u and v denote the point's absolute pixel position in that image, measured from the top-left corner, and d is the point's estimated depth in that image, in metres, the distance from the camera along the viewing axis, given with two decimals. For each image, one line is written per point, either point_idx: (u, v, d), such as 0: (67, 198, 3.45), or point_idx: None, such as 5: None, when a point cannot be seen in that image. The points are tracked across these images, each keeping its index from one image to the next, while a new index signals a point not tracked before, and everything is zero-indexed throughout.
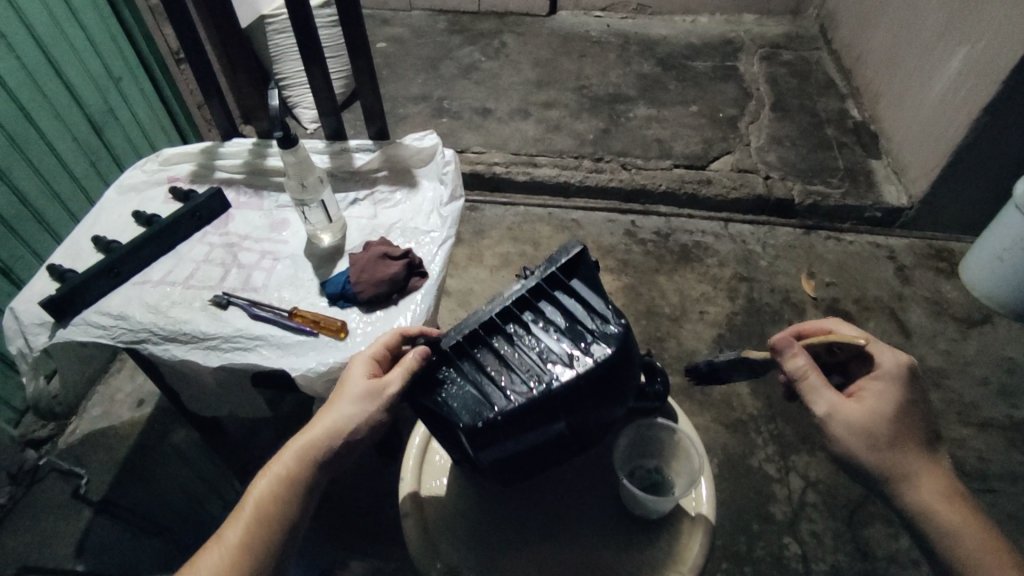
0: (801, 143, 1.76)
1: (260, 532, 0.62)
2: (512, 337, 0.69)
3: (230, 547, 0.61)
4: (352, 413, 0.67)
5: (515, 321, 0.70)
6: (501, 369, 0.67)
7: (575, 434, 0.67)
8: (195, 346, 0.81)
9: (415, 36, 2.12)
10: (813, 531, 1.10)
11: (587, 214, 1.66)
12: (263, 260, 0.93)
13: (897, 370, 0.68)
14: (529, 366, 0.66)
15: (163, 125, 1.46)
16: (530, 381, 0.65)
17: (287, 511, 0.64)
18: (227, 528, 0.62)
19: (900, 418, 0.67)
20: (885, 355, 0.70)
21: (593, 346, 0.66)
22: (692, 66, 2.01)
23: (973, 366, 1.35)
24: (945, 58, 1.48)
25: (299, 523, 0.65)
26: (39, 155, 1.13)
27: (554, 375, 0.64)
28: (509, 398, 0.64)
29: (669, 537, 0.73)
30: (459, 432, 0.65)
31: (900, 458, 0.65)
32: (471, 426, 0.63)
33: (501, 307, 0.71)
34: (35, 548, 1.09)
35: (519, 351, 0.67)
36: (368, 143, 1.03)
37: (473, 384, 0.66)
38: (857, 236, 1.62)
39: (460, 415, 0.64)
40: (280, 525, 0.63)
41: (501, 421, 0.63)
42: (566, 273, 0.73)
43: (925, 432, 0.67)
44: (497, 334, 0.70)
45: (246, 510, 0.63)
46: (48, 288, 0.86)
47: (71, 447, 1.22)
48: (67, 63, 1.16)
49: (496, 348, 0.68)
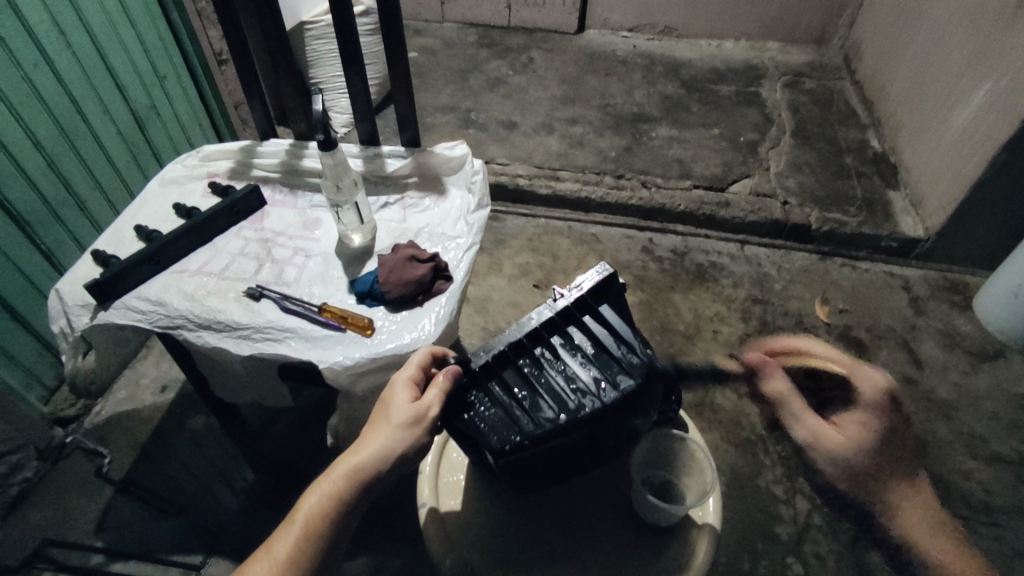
0: (820, 170, 1.78)
1: (307, 548, 0.61)
2: (540, 360, 0.72)
3: (278, 563, 0.59)
4: (400, 441, 0.64)
5: (543, 343, 0.74)
6: (528, 392, 0.70)
7: (598, 454, 0.71)
8: (228, 334, 0.85)
9: (446, 48, 2.18)
10: (816, 552, 1.11)
11: (605, 229, 1.69)
12: (296, 257, 0.97)
13: None
14: (556, 392, 0.69)
15: (201, 123, 1.52)
16: (558, 406, 0.68)
17: (333, 530, 0.62)
18: (275, 540, 0.61)
19: None
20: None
21: (619, 376, 0.69)
22: (716, 89, 2.04)
23: (985, 401, 1.36)
24: (967, 95, 1.51)
25: (341, 541, 0.64)
26: (86, 146, 1.19)
27: (581, 403, 0.68)
28: (537, 422, 0.67)
29: (676, 546, 0.74)
30: (486, 452, 0.68)
31: None
32: (498, 448, 0.66)
33: (528, 329, 0.74)
34: (58, 523, 1.12)
35: (546, 376, 0.71)
36: (399, 149, 1.06)
37: (502, 406, 0.69)
38: (872, 265, 1.64)
39: (488, 436, 0.67)
40: (326, 541, 0.62)
41: (528, 445, 0.66)
42: (595, 297, 0.76)
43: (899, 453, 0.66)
44: (525, 355, 0.73)
45: (294, 525, 0.61)
46: (92, 272, 0.91)
47: (96, 427, 1.26)
48: (118, 61, 1.22)
49: (524, 371, 0.72)
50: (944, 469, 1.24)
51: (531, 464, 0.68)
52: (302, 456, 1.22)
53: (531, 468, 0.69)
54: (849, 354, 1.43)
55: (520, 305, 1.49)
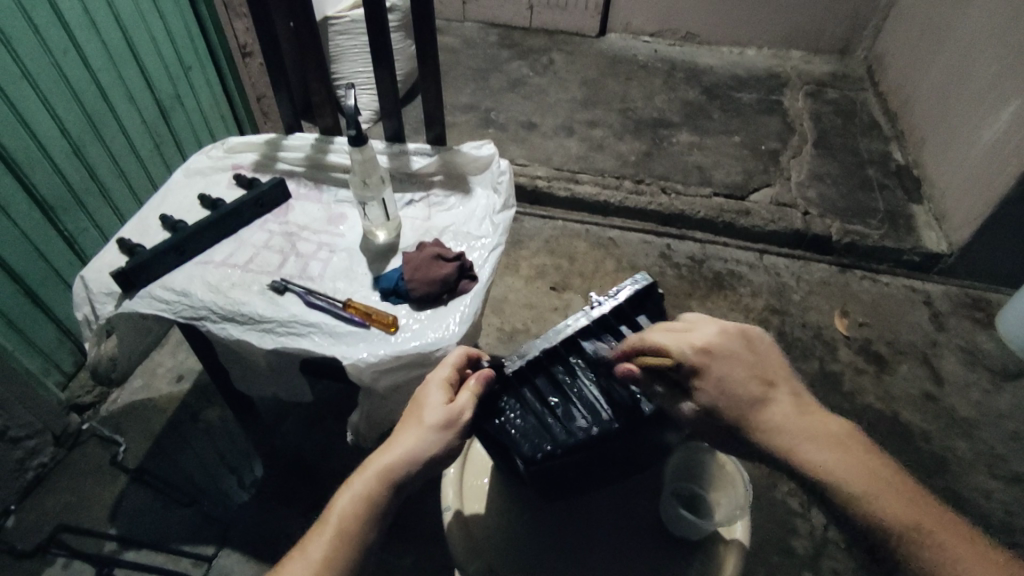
0: (842, 181, 1.77)
1: (342, 550, 0.60)
2: (574, 368, 0.72)
3: (314, 564, 0.59)
4: (430, 442, 0.64)
5: (576, 351, 0.73)
6: (562, 401, 0.70)
7: (632, 460, 0.72)
8: (252, 327, 0.85)
9: (467, 47, 2.18)
10: (833, 568, 1.10)
11: (623, 233, 1.68)
12: (321, 251, 0.97)
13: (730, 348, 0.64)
14: (591, 403, 0.70)
15: (223, 115, 1.52)
16: (592, 417, 0.69)
17: (367, 532, 0.62)
18: (309, 542, 0.61)
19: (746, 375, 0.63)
20: (678, 345, 0.64)
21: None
22: (737, 97, 2.03)
23: (1007, 421, 1.34)
24: (995, 109, 1.49)
25: (376, 543, 0.63)
26: (112, 135, 1.19)
27: (617, 415, 0.68)
28: (571, 431, 0.68)
29: (704, 558, 0.73)
30: (515, 458, 0.68)
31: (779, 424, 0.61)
32: (530, 456, 0.66)
33: (563, 336, 0.73)
34: (72, 509, 1.13)
35: (580, 385, 0.71)
36: (425, 147, 1.05)
37: (534, 414, 0.69)
38: (893, 279, 1.62)
39: (520, 444, 0.67)
40: (360, 544, 0.61)
41: (560, 454, 0.66)
42: (632, 306, 0.76)
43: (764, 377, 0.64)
44: (561, 363, 0.72)
45: (327, 525, 0.61)
46: (117, 260, 0.91)
47: (112, 415, 1.26)
48: (146, 50, 1.22)
49: (559, 379, 0.71)
50: (963, 488, 1.22)
51: (561, 472, 0.68)
52: (316, 451, 1.21)
53: (558, 477, 0.69)
54: (868, 368, 1.41)
55: (536, 307, 1.48)
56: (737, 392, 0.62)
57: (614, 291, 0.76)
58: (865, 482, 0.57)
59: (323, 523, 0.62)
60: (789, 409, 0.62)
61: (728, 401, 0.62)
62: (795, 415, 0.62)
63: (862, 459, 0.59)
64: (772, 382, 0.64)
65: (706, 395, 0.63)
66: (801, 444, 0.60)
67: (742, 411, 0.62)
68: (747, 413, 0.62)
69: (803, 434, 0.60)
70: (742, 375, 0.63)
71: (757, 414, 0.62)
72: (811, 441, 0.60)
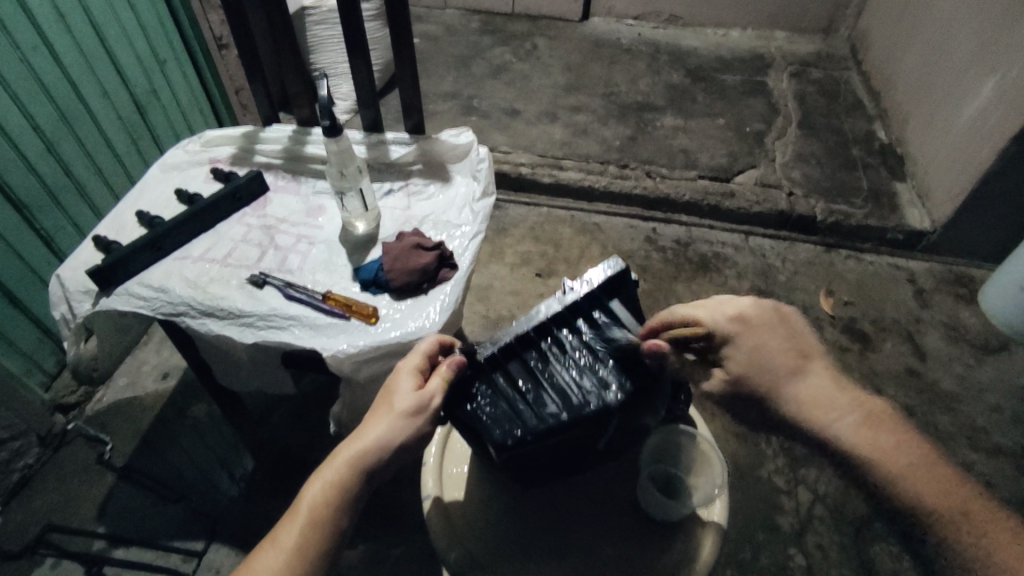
0: (826, 161, 1.77)
1: (313, 538, 0.61)
2: (547, 354, 0.71)
3: (288, 551, 0.61)
4: (399, 431, 0.64)
5: (550, 337, 0.73)
6: (533, 386, 0.69)
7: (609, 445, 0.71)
8: (231, 322, 0.84)
9: (448, 34, 2.16)
10: (818, 544, 1.12)
11: (608, 219, 1.67)
12: (300, 244, 0.96)
13: (768, 317, 0.69)
14: (562, 387, 0.69)
15: (201, 108, 1.50)
16: (562, 403, 0.67)
17: (340, 519, 0.63)
18: (282, 530, 0.62)
19: (785, 346, 0.68)
20: (711, 316, 0.69)
21: (625, 374, 0.68)
22: (722, 79, 2.02)
23: (989, 393, 1.36)
24: (976, 85, 1.49)
25: (349, 529, 0.64)
26: (86, 131, 1.17)
27: (588, 400, 0.67)
28: (541, 417, 0.67)
29: (682, 538, 0.74)
30: (488, 444, 0.68)
31: (809, 393, 0.66)
32: (500, 441, 0.66)
33: (536, 322, 0.73)
34: (59, 509, 1.12)
35: (552, 371, 0.70)
36: (404, 137, 1.05)
37: (506, 399, 0.69)
38: (877, 257, 1.63)
39: (491, 429, 0.67)
40: (332, 531, 0.62)
41: (529, 439, 0.66)
42: (606, 293, 0.75)
43: (797, 349, 0.68)
44: (532, 349, 0.72)
45: (299, 514, 0.62)
46: (93, 258, 0.90)
47: (98, 414, 1.26)
48: (118, 44, 1.20)
49: (530, 365, 0.71)
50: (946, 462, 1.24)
51: (533, 458, 0.68)
52: (303, 444, 1.21)
53: (531, 462, 0.68)
54: (852, 346, 1.43)
55: (521, 294, 1.48)
56: (768, 360, 0.67)
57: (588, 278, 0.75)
58: (886, 454, 0.63)
59: (294, 512, 0.63)
60: (817, 381, 0.66)
61: (757, 369, 0.67)
62: (823, 391, 0.66)
63: (887, 431, 0.64)
64: (808, 355, 0.68)
65: (736, 360, 0.68)
66: (827, 414, 0.65)
67: (772, 381, 0.66)
68: (777, 384, 0.66)
69: (828, 408, 0.65)
70: (774, 346, 0.67)
71: (794, 383, 0.66)
72: (842, 412, 0.65)
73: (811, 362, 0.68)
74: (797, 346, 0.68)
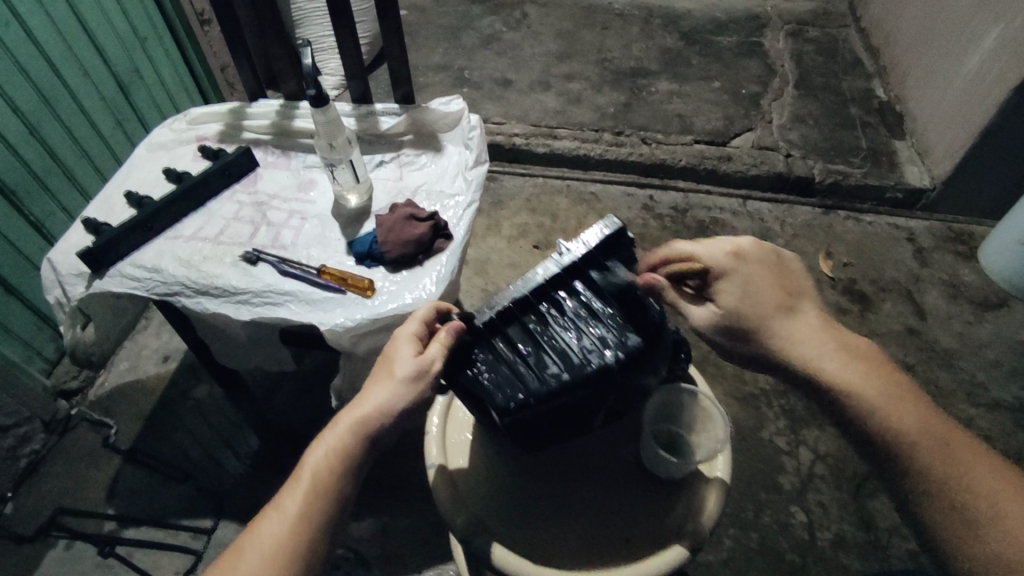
0: (825, 122, 1.74)
1: (316, 504, 0.62)
2: (545, 317, 0.71)
3: (291, 517, 0.61)
4: (400, 397, 0.64)
5: (548, 300, 0.72)
6: (533, 348, 0.69)
7: (615, 407, 0.71)
8: (227, 300, 0.83)
9: (436, 5, 2.10)
10: (820, 502, 1.13)
11: (604, 187, 1.65)
12: (292, 219, 0.95)
13: (766, 257, 0.68)
14: (563, 350, 0.68)
15: (186, 87, 1.47)
16: (563, 364, 0.67)
17: (343, 485, 0.63)
18: (284, 498, 0.62)
19: (779, 285, 0.67)
20: (711, 252, 0.68)
21: (625, 333, 0.69)
22: (717, 41, 1.98)
23: (988, 349, 1.36)
24: (976, 37, 1.46)
25: (353, 495, 0.64)
26: (68, 113, 1.15)
27: (590, 361, 0.67)
28: (543, 379, 0.67)
29: (687, 493, 0.75)
30: (490, 408, 0.68)
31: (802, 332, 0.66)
32: (503, 406, 0.66)
33: (533, 285, 0.71)
34: (68, 492, 1.14)
35: (552, 333, 0.70)
36: (393, 107, 1.03)
37: (506, 364, 0.69)
38: (877, 217, 1.61)
39: (493, 394, 0.67)
40: (336, 497, 0.63)
41: (532, 402, 0.66)
42: (604, 252, 0.73)
43: (790, 286, 0.68)
44: (531, 312, 0.71)
45: (302, 481, 0.63)
46: (84, 240, 0.89)
47: (101, 399, 1.26)
48: (95, 21, 1.16)
49: (530, 328, 0.70)
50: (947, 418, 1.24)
51: (536, 422, 0.68)
52: (306, 421, 1.22)
53: (535, 424, 0.69)
54: (852, 307, 1.42)
55: (520, 266, 1.48)
56: (757, 296, 0.66)
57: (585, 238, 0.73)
58: (901, 418, 0.61)
59: (296, 479, 0.63)
60: (813, 323, 0.67)
61: (751, 307, 0.66)
62: (817, 331, 0.66)
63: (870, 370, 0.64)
64: (797, 295, 0.68)
65: (729, 297, 0.67)
66: (828, 359, 0.64)
67: (764, 317, 0.66)
68: (766, 321, 0.66)
69: (826, 352, 0.65)
70: (765, 282, 0.67)
71: (787, 324, 0.66)
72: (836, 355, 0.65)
73: (799, 303, 0.68)
74: (788, 284, 0.68)
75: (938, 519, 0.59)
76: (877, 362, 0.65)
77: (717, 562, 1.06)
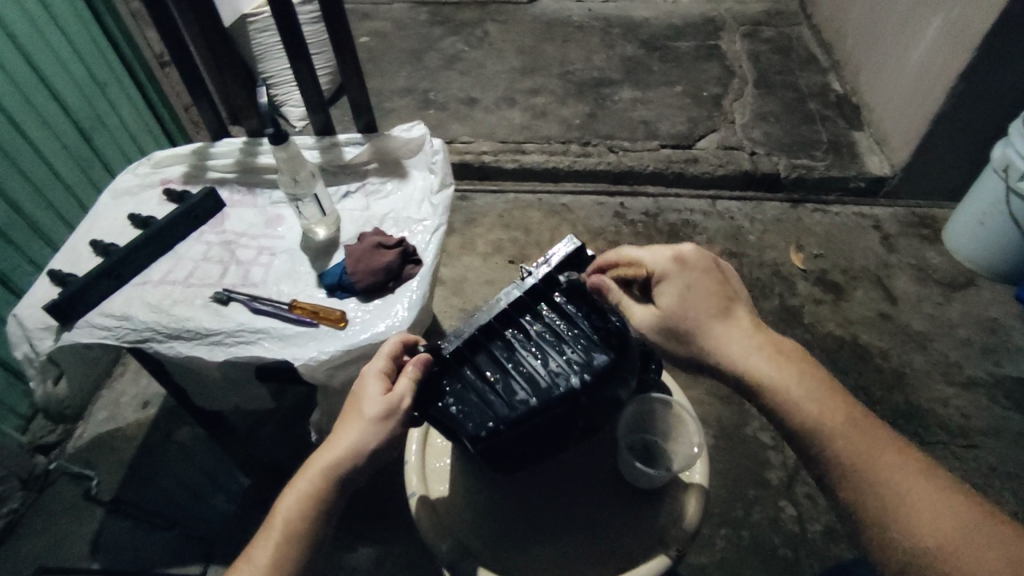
0: (785, 118, 1.78)
1: (290, 553, 0.62)
2: (512, 342, 0.71)
3: (263, 568, 0.60)
4: (369, 437, 0.65)
5: (513, 325, 0.73)
6: (501, 375, 0.70)
7: (589, 425, 0.71)
8: (199, 342, 0.83)
9: (398, 29, 2.12)
10: (809, 494, 1.14)
11: (576, 198, 1.67)
12: (261, 256, 0.95)
13: (705, 263, 0.69)
14: (531, 375, 0.69)
15: (150, 129, 1.47)
16: (531, 388, 0.68)
17: (315, 531, 0.63)
18: (256, 548, 0.62)
19: (716, 290, 0.67)
20: (652, 257, 0.70)
21: (592, 351, 0.69)
22: (675, 46, 2.01)
23: (959, 328, 1.39)
24: (921, 28, 1.51)
25: (325, 538, 0.65)
26: (30, 164, 1.14)
27: (557, 384, 0.67)
28: (512, 405, 0.67)
29: (668, 502, 0.75)
30: (463, 439, 0.68)
31: (741, 334, 0.65)
32: (474, 434, 0.66)
33: (497, 311, 0.73)
34: (50, 549, 1.11)
35: (518, 358, 0.70)
36: (356, 137, 1.03)
37: (475, 393, 0.69)
38: (842, 208, 1.65)
39: (464, 423, 0.67)
40: (308, 544, 0.63)
41: (503, 428, 0.66)
42: (565, 274, 0.75)
43: (728, 293, 0.68)
44: (497, 339, 0.72)
45: (274, 529, 0.63)
46: (50, 293, 0.88)
47: (79, 451, 1.24)
48: (53, 72, 1.16)
49: (497, 355, 0.71)
50: (926, 401, 1.27)
51: (510, 447, 0.68)
52: (293, 457, 1.21)
53: (510, 452, 0.69)
54: (826, 298, 1.45)
55: (496, 283, 1.48)
56: (696, 301, 0.67)
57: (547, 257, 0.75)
58: (831, 418, 0.60)
59: (269, 528, 0.63)
60: (747, 327, 0.66)
61: (688, 310, 0.67)
62: (749, 333, 0.66)
63: (795, 366, 0.64)
64: (734, 300, 0.68)
65: (667, 299, 0.68)
66: (756, 361, 0.64)
67: (696, 320, 0.66)
68: (703, 323, 0.66)
69: (753, 351, 0.64)
70: (704, 288, 0.67)
71: (713, 328, 0.66)
72: (764, 355, 0.64)
73: (737, 307, 0.68)
74: (724, 289, 0.68)
75: (877, 536, 0.57)
76: (809, 364, 0.64)
77: (712, 563, 1.06)
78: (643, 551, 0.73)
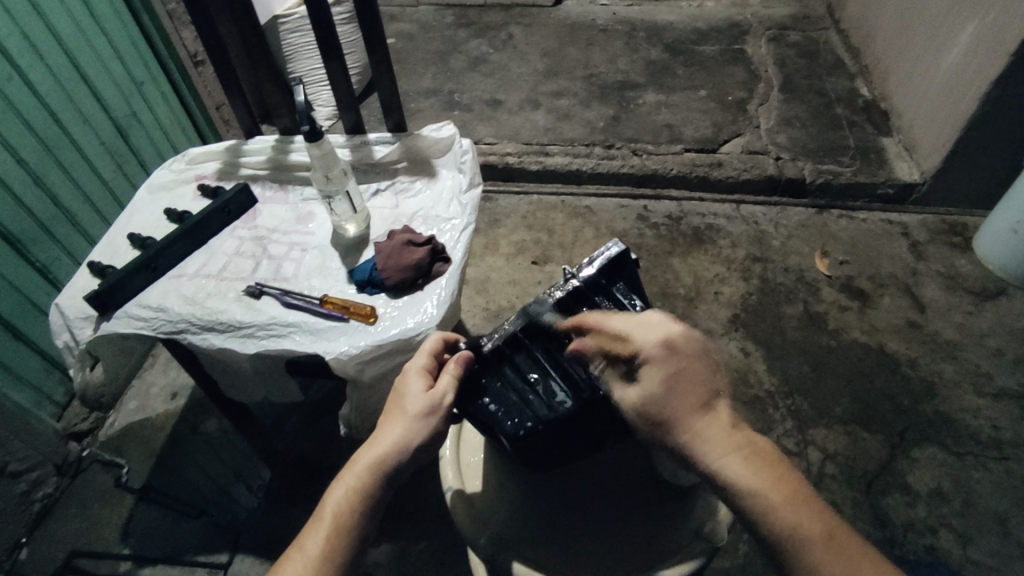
0: (811, 124, 1.76)
1: (337, 544, 0.60)
2: (552, 345, 0.73)
3: (313, 559, 0.59)
4: (415, 434, 0.64)
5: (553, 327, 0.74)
6: (541, 376, 0.73)
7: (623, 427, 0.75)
8: (232, 334, 0.85)
9: (424, 31, 2.15)
10: (833, 501, 1.14)
11: (599, 200, 1.67)
12: (293, 252, 0.97)
13: (694, 349, 0.60)
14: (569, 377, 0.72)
15: (184, 128, 1.50)
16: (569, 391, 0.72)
17: (361, 525, 0.62)
18: (305, 539, 0.61)
19: (692, 383, 0.58)
20: (643, 333, 0.61)
21: None
22: (700, 50, 2.01)
23: (989, 338, 1.36)
24: (954, 33, 1.49)
25: (369, 536, 0.63)
26: (71, 160, 1.18)
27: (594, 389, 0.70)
28: (551, 407, 0.72)
29: (702, 500, 0.75)
30: (501, 435, 0.73)
31: (722, 437, 0.57)
32: (513, 432, 0.71)
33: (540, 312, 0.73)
34: (82, 534, 1.14)
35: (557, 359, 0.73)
36: (386, 136, 1.06)
37: (515, 391, 0.73)
38: (870, 214, 1.63)
39: (503, 421, 0.72)
40: (356, 539, 0.61)
41: (540, 429, 0.71)
42: (608, 278, 0.76)
43: (706, 386, 0.59)
44: (538, 340, 0.74)
45: (322, 522, 0.61)
46: (90, 284, 0.90)
47: (111, 439, 1.27)
48: (94, 70, 1.20)
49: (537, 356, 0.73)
50: (955, 411, 1.25)
51: (542, 446, 0.73)
52: (317, 450, 1.23)
53: (545, 448, 0.74)
54: (851, 305, 1.43)
55: (519, 282, 1.49)
56: (681, 393, 0.58)
57: (594, 259, 0.76)
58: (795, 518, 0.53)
59: (317, 520, 0.62)
60: (726, 425, 0.57)
61: (669, 401, 0.58)
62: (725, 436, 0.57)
63: (769, 469, 0.56)
64: (717, 391, 0.59)
65: (653, 382, 0.59)
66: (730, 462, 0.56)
67: (681, 414, 0.57)
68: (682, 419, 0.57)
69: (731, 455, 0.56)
70: (689, 379, 0.58)
71: (695, 423, 0.57)
72: (743, 457, 0.56)
73: (718, 401, 0.59)
74: (705, 382, 0.58)
75: None
76: (777, 465, 0.57)
77: (734, 568, 1.06)
78: (677, 547, 0.73)
